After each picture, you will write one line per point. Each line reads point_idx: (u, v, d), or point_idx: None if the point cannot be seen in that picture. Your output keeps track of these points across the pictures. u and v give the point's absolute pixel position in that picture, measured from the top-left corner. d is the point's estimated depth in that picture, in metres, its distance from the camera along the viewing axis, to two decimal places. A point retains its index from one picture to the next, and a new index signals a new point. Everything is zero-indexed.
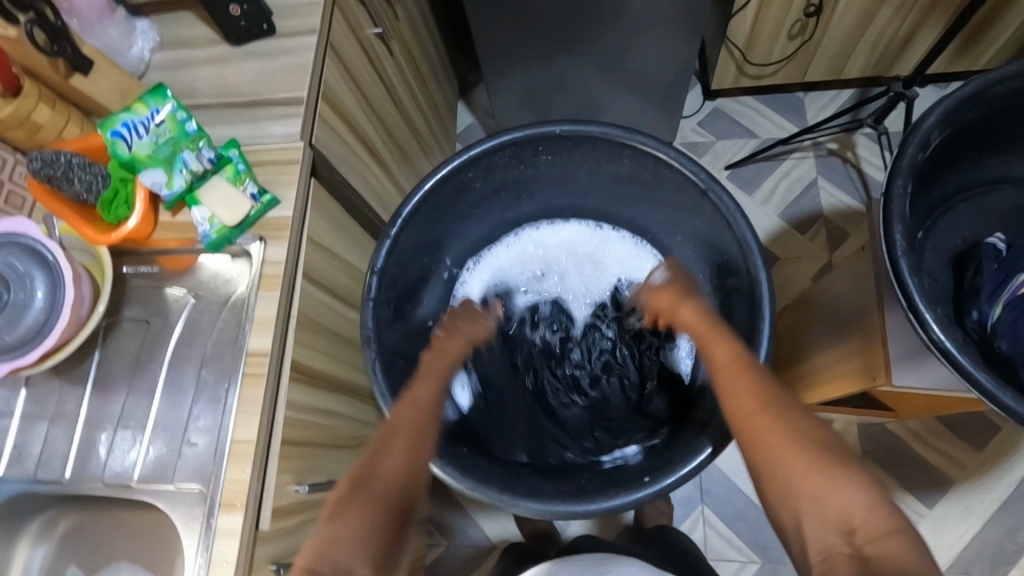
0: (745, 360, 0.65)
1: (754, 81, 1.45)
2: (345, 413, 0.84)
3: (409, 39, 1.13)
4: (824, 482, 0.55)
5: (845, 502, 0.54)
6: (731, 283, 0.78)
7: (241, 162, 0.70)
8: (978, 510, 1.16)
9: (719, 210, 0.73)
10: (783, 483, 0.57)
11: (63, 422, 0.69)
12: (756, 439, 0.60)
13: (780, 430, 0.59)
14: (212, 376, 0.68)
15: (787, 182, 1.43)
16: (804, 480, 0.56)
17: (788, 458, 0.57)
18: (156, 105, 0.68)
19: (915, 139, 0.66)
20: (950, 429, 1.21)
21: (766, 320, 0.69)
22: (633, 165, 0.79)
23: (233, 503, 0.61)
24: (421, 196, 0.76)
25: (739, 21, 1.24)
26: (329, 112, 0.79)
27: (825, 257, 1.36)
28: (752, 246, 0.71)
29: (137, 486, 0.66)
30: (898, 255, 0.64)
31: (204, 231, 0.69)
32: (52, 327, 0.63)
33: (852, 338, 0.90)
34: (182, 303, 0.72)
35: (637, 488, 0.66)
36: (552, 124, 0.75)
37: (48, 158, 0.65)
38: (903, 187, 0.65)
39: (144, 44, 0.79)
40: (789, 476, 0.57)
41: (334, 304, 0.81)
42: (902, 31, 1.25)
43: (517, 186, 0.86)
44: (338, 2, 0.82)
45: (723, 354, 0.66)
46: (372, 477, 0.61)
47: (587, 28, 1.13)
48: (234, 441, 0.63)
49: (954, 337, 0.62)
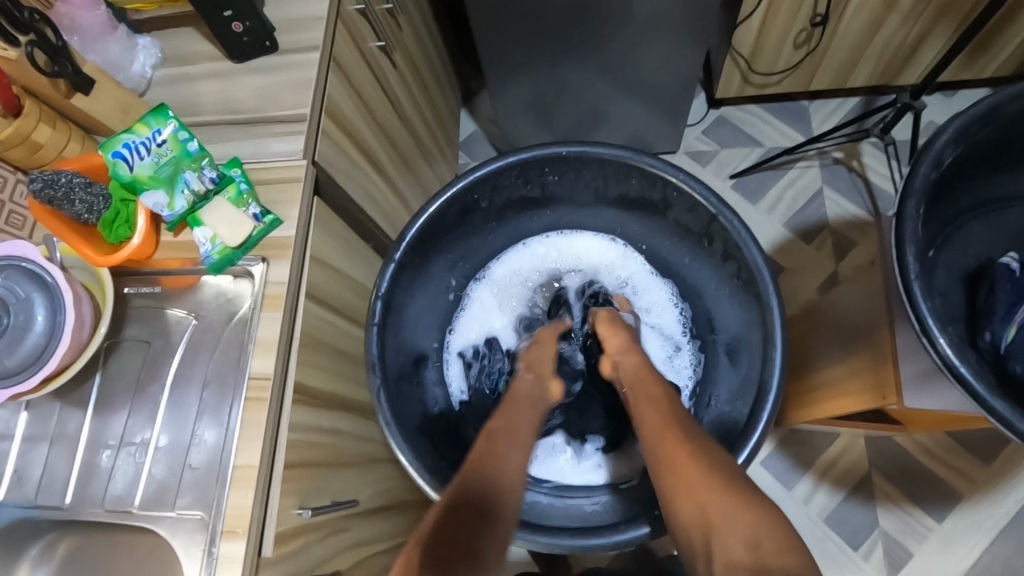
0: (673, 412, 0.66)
1: (759, 90, 1.44)
2: (349, 430, 0.83)
3: (412, 50, 1.12)
4: (739, 507, 0.54)
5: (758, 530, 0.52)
6: (740, 304, 0.77)
7: (244, 181, 0.69)
8: (987, 525, 1.14)
9: (729, 233, 0.72)
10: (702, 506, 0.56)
11: (63, 446, 0.68)
12: (677, 467, 0.60)
13: (703, 472, 0.58)
14: (214, 399, 0.67)
15: (792, 192, 1.42)
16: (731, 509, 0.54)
17: (722, 497, 0.55)
18: (157, 126, 0.67)
19: (928, 159, 0.65)
20: (958, 442, 1.19)
21: (779, 348, 0.68)
22: (641, 185, 0.78)
23: (234, 530, 0.60)
24: (426, 218, 0.75)
25: (744, 30, 1.23)
26: (332, 128, 0.78)
27: (831, 267, 1.35)
28: (763, 270, 0.70)
29: (138, 512, 0.65)
30: (911, 277, 0.63)
31: (206, 252, 0.68)
32: (52, 351, 0.62)
33: (862, 353, 0.89)
34: (183, 324, 0.71)
35: (648, 520, 0.66)
36: (558, 145, 0.74)
37: (50, 179, 0.64)
38: (916, 209, 0.64)
39: (146, 60, 0.78)
40: (707, 504, 0.56)
41: (336, 322, 0.79)
42: (909, 39, 1.24)
43: (523, 206, 0.85)
44: (341, 16, 0.81)
45: (653, 390, 0.69)
46: (497, 474, 0.63)
47: (590, 37, 1.13)
48: (236, 465, 0.62)
49: (969, 362, 0.61)
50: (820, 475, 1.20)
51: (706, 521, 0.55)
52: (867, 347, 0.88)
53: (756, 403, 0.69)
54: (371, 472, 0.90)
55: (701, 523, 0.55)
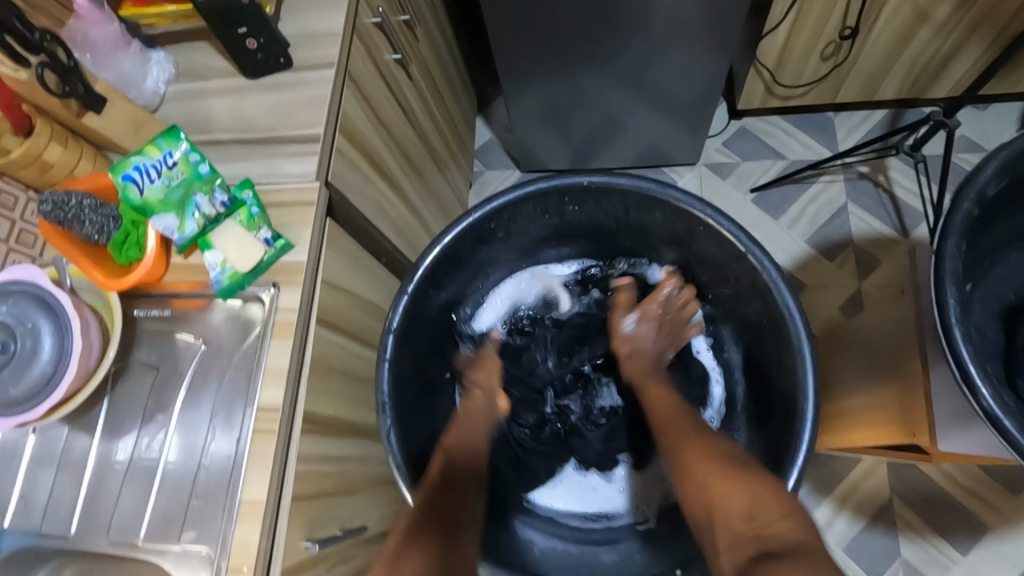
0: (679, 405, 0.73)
1: (783, 102, 1.40)
2: (358, 455, 0.81)
3: (428, 59, 1.10)
4: (722, 480, 0.60)
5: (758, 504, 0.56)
6: (761, 328, 0.75)
7: (255, 204, 0.68)
8: (1014, 558, 1.11)
9: (758, 273, 0.69)
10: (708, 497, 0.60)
11: (69, 472, 0.67)
12: (681, 454, 0.66)
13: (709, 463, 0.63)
14: (222, 428, 0.65)
15: (815, 207, 1.38)
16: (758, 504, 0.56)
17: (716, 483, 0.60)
18: (168, 148, 0.66)
19: (971, 192, 0.61)
20: (985, 471, 1.15)
21: (811, 399, 0.65)
22: (665, 218, 0.75)
23: (240, 567, 0.59)
24: (440, 249, 0.73)
25: (769, 42, 1.19)
26: (346, 147, 0.77)
27: (855, 286, 1.31)
28: (796, 316, 0.67)
29: (143, 544, 0.64)
30: (951, 321, 0.59)
31: (216, 277, 0.66)
32: (60, 379, 0.61)
33: (888, 386, 0.86)
34: (192, 349, 0.69)
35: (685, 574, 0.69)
36: (579, 176, 0.72)
37: (59, 200, 0.63)
38: (956, 246, 0.61)
39: (160, 75, 0.77)
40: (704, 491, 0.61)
41: (348, 345, 0.78)
42: (942, 53, 1.20)
43: (541, 231, 0.83)
44: (357, 30, 0.79)
45: (656, 392, 0.75)
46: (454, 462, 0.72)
47: (612, 43, 1.10)
48: (243, 500, 0.60)
49: (1009, 410, 0.57)
50: (839, 502, 1.17)
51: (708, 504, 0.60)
52: (895, 380, 0.85)
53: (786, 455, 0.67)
54: (381, 496, 0.88)
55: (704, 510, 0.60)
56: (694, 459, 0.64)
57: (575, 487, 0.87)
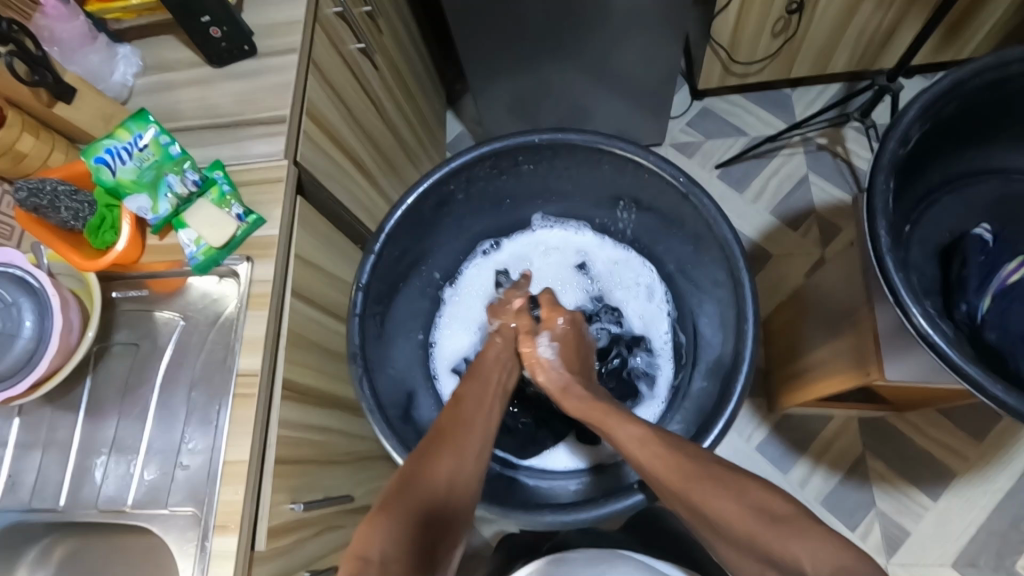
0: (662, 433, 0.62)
1: (741, 80, 1.45)
2: (340, 428, 0.83)
3: (393, 51, 1.13)
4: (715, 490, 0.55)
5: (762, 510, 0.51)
6: (708, 267, 0.79)
7: (225, 183, 0.70)
8: (982, 501, 1.15)
9: (700, 212, 0.74)
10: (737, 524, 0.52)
11: (56, 449, 0.69)
12: (658, 469, 0.59)
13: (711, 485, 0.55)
14: (204, 398, 0.68)
15: (777, 179, 1.43)
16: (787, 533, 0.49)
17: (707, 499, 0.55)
18: (138, 130, 0.68)
19: (895, 134, 0.66)
20: (951, 420, 1.20)
21: (752, 321, 0.69)
22: (615, 170, 0.80)
23: (226, 525, 0.61)
24: (404, 210, 0.76)
25: (721, 21, 1.24)
26: (313, 130, 0.80)
27: (819, 253, 1.36)
28: (735, 247, 0.71)
29: (131, 511, 0.66)
30: (883, 250, 0.64)
31: (191, 254, 0.69)
32: (41, 356, 0.63)
33: (846, 335, 0.89)
34: (171, 325, 0.72)
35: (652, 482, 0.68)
36: (531, 134, 0.76)
37: (35, 187, 0.65)
38: (885, 182, 0.65)
39: (127, 69, 0.79)
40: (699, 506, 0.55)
41: (323, 320, 0.80)
42: (884, 25, 1.25)
43: (501, 195, 0.86)
44: (319, 19, 0.82)
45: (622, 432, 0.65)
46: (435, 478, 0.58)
47: (569, 33, 1.14)
48: (226, 462, 0.63)
49: (942, 331, 0.61)
50: (815, 459, 1.20)
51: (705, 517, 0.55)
52: (850, 329, 0.88)
53: (730, 377, 0.70)
54: (366, 470, 0.90)
55: (701, 519, 0.55)
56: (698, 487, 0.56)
57: (573, 447, 0.86)
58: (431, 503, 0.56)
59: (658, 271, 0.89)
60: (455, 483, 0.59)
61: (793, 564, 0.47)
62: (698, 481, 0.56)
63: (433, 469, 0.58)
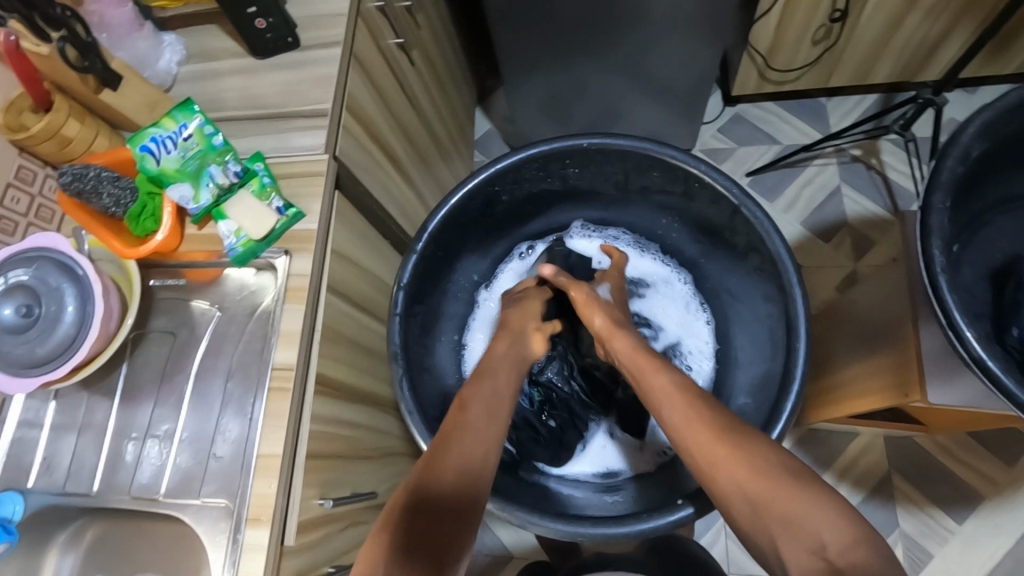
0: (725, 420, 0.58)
1: (778, 87, 1.42)
2: (367, 424, 0.83)
3: (430, 45, 1.12)
4: (795, 505, 0.50)
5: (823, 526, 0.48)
6: (752, 272, 0.78)
7: (267, 175, 0.70)
8: (1010, 528, 1.12)
9: (752, 225, 0.72)
10: (808, 539, 0.48)
11: (91, 433, 0.70)
12: (706, 454, 0.57)
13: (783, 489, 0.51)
14: (239, 389, 0.68)
15: (810, 191, 1.41)
16: (840, 542, 0.46)
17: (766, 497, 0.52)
18: (183, 120, 0.68)
19: (954, 152, 0.64)
20: (982, 444, 1.17)
21: (803, 339, 0.68)
22: (663, 179, 0.78)
23: (258, 518, 0.61)
24: (448, 210, 0.76)
25: (762, 27, 1.22)
26: (352, 124, 0.79)
27: (850, 266, 1.34)
28: (786, 262, 0.70)
29: (164, 499, 0.66)
30: (937, 271, 0.62)
31: (230, 245, 0.69)
32: (81, 341, 0.63)
33: (885, 354, 0.87)
34: (208, 316, 0.72)
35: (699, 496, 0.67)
36: (579, 138, 0.75)
37: (78, 173, 0.66)
38: (942, 201, 0.63)
39: (171, 56, 0.80)
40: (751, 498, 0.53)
41: (356, 315, 0.80)
42: (931, 36, 1.22)
43: (543, 199, 0.85)
44: (362, 13, 0.82)
45: (662, 384, 0.63)
46: (430, 478, 0.57)
47: (608, 35, 1.12)
48: (260, 454, 0.63)
49: (997, 356, 0.60)
50: (838, 476, 1.18)
51: (767, 521, 0.51)
52: (889, 348, 0.86)
53: (779, 397, 0.68)
54: (391, 466, 0.90)
55: (760, 524, 0.52)
56: (739, 479, 0.54)
57: (598, 454, 0.88)
58: (433, 496, 0.55)
59: (692, 281, 0.89)
60: (465, 479, 0.58)
61: (866, 568, 0.44)
62: (749, 476, 0.53)
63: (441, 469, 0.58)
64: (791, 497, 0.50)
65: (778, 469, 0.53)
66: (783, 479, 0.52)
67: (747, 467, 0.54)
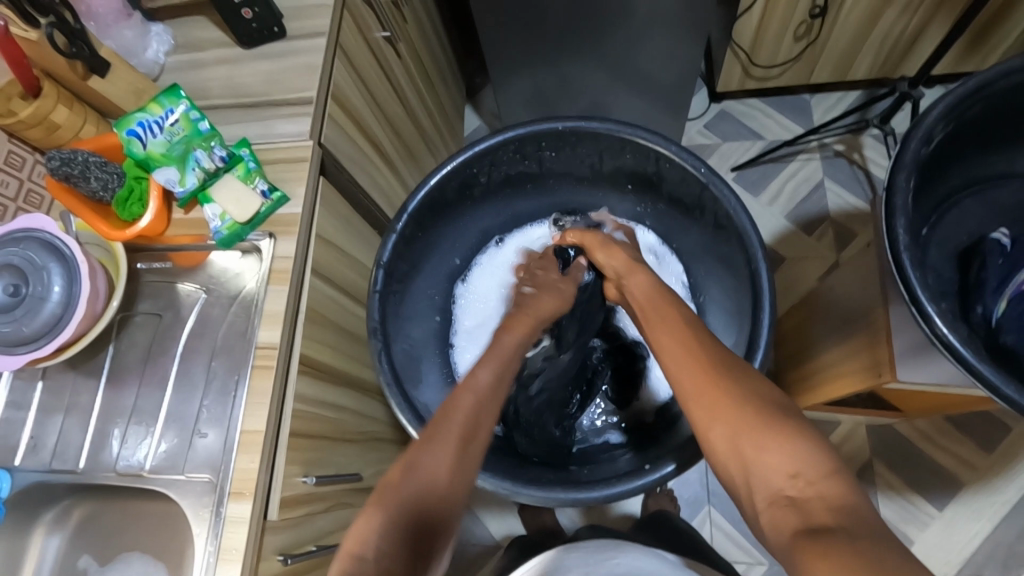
0: (724, 374, 0.56)
1: (761, 83, 1.45)
2: (352, 407, 0.84)
3: (416, 39, 1.13)
4: (772, 437, 0.50)
5: (795, 458, 0.48)
6: (725, 250, 0.79)
7: (252, 160, 0.72)
8: (988, 512, 1.14)
9: (719, 202, 0.75)
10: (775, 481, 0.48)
11: (78, 413, 0.71)
12: (698, 399, 0.57)
13: (754, 423, 0.52)
14: (224, 368, 0.69)
15: (793, 184, 1.43)
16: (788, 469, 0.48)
17: (737, 429, 0.53)
18: (170, 106, 0.70)
19: (917, 134, 0.66)
20: (959, 429, 1.19)
21: (766, 310, 0.70)
22: (635, 160, 0.81)
23: (241, 492, 0.62)
24: (427, 190, 0.78)
25: (744, 24, 1.24)
26: (337, 113, 0.81)
27: (833, 257, 1.36)
28: (753, 240, 0.72)
29: (148, 476, 0.67)
30: (900, 248, 0.64)
31: (215, 228, 0.70)
32: (68, 321, 0.64)
33: (860, 335, 0.89)
34: (193, 298, 0.73)
35: (663, 464, 0.69)
36: (553, 121, 0.77)
37: (67, 157, 0.66)
38: (905, 182, 0.66)
39: (159, 47, 0.81)
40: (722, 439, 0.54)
41: (341, 299, 0.81)
42: (909, 32, 1.25)
43: (516, 182, 0.88)
44: (346, 4, 0.83)
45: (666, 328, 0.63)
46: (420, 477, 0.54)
47: (593, 31, 1.14)
48: (243, 431, 0.64)
49: (957, 331, 0.61)
50: None
51: (742, 452, 0.51)
52: (864, 330, 0.87)
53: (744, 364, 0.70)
54: (375, 450, 0.91)
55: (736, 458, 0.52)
56: (720, 417, 0.54)
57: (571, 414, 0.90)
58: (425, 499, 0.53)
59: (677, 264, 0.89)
60: (456, 474, 0.56)
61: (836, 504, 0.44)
62: (741, 418, 0.53)
63: (423, 463, 0.56)
64: (772, 433, 0.50)
65: (766, 417, 0.52)
66: (759, 419, 0.52)
67: (739, 411, 0.53)
